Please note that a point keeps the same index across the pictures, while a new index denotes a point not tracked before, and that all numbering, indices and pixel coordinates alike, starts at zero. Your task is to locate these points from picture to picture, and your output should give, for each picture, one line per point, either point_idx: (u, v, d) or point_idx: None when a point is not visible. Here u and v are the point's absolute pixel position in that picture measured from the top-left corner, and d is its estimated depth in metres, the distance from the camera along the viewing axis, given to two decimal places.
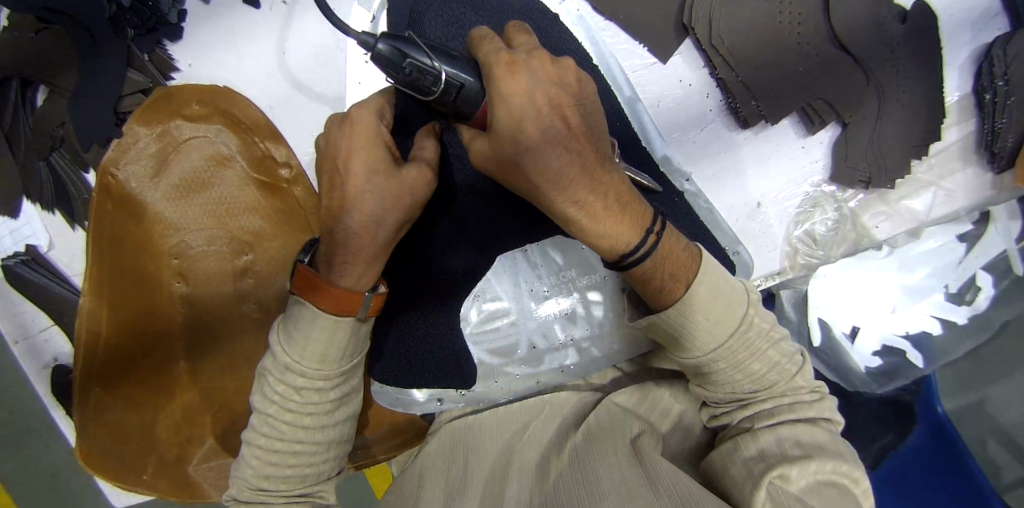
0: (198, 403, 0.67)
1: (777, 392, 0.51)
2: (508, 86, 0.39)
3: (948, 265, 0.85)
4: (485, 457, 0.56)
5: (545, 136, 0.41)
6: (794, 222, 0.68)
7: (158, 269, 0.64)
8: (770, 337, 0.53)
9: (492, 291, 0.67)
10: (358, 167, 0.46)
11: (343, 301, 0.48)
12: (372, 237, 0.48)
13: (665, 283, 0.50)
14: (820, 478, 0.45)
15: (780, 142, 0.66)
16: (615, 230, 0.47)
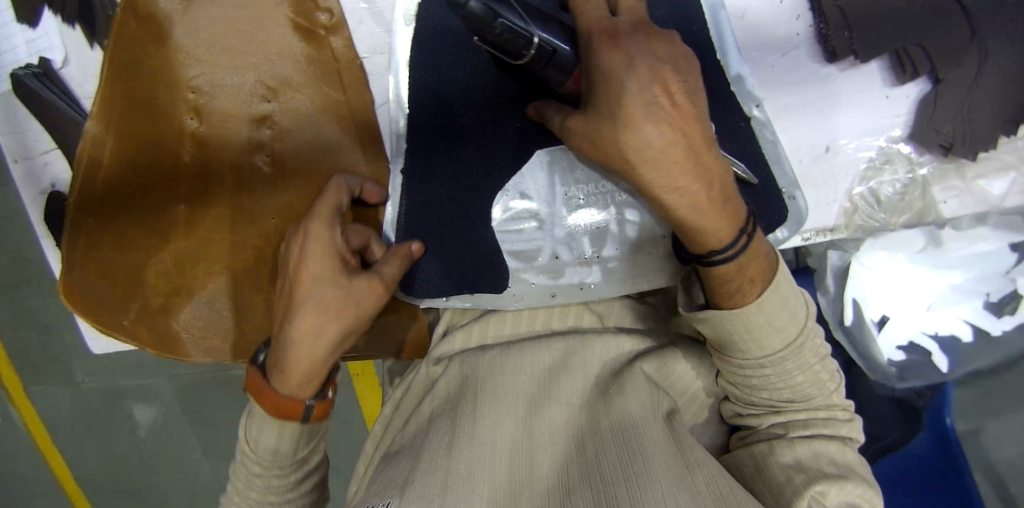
0: (192, 254, 0.64)
1: (814, 405, 0.48)
2: (609, 55, 0.40)
3: (993, 272, 0.79)
4: (505, 396, 0.52)
5: (643, 108, 0.40)
6: (860, 177, 0.62)
7: (177, 103, 0.59)
8: (821, 353, 0.49)
9: (523, 187, 0.60)
10: (309, 281, 0.48)
11: (281, 407, 0.48)
12: (313, 347, 0.48)
13: (743, 286, 0.45)
14: (849, 499, 0.42)
15: (864, 87, 0.60)
16: (700, 221, 0.43)
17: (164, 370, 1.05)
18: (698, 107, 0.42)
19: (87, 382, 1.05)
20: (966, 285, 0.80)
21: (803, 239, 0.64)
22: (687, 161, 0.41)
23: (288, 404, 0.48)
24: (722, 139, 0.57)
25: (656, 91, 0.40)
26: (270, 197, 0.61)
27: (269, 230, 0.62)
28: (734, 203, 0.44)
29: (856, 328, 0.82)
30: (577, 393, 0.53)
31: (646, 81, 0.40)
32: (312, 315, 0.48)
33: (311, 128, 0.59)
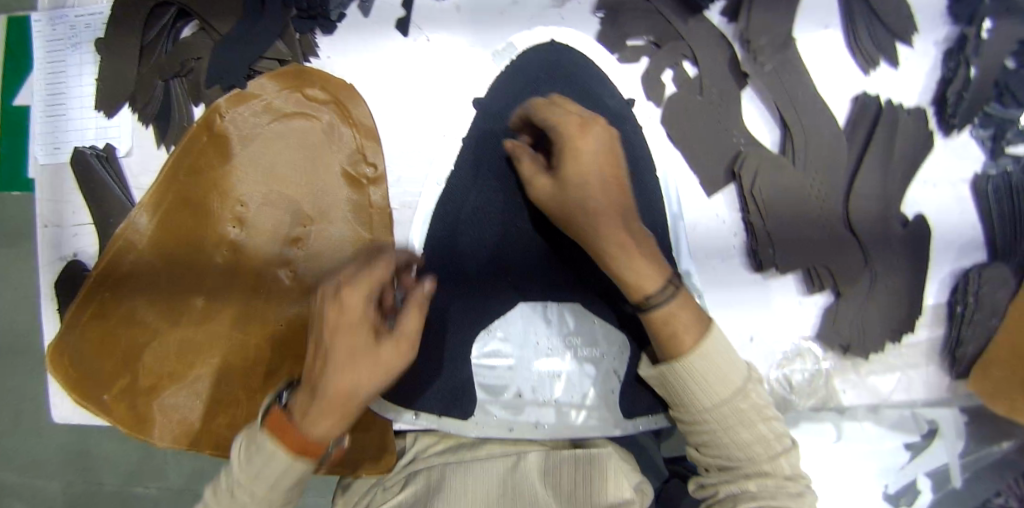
0: (192, 342, 0.69)
1: (677, 368, 0.52)
2: (580, 140, 0.56)
3: (897, 467, 0.84)
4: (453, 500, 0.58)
5: (601, 183, 0.56)
6: (775, 364, 0.76)
7: (222, 214, 0.69)
8: (761, 406, 0.52)
9: (502, 331, 0.72)
10: (337, 349, 0.48)
11: (304, 444, 0.47)
12: (347, 400, 0.48)
13: (679, 330, 0.52)
14: (709, 376, 0.51)
15: (783, 292, 0.76)
16: (639, 266, 0.53)
17: None
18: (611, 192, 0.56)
19: None
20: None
21: None
22: (626, 232, 0.55)
23: (312, 447, 0.48)
24: None
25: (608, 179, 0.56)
26: (286, 306, 0.69)
27: (277, 332, 0.69)
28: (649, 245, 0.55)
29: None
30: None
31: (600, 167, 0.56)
32: (347, 383, 0.47)
33: (339, 254, 0.69)
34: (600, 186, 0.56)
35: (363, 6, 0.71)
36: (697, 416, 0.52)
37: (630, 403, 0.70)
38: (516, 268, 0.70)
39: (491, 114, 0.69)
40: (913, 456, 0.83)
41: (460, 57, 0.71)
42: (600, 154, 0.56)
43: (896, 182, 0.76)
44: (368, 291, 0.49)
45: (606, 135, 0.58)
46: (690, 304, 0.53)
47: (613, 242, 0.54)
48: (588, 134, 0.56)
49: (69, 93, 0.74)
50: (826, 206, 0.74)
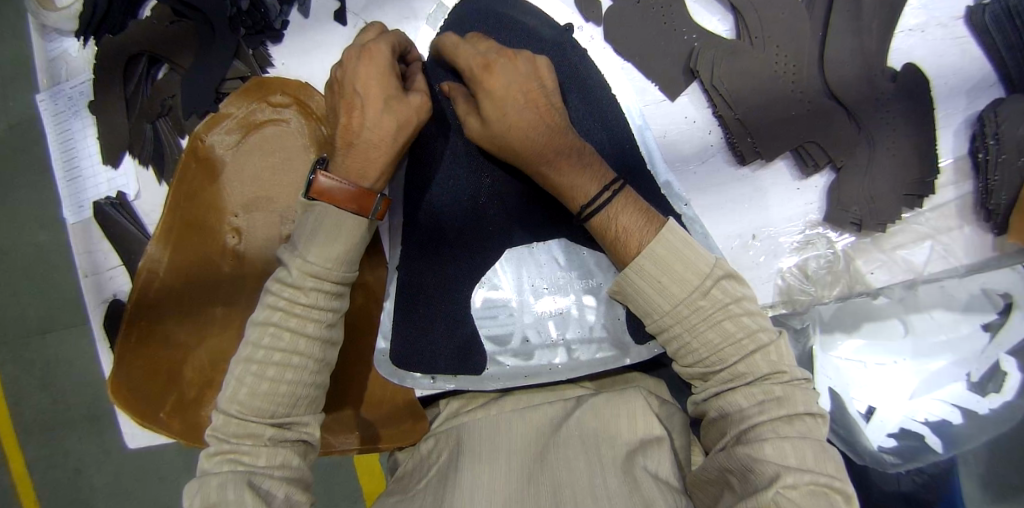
0: (223, 347, 0.76)
1: (633, 279, 0.56)
2: (489, 76, 0.58)
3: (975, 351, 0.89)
4: (494, 450, 0.60)
5: (523, 106, 0.59)
6: (788, 255, 0.72)
7: (222, 226, 0.75)
8: (731, 306, 0.53)
9: (496, 280, 0.72)
10: (374, 98, 0.58)
11: (359, 197, 0.56)
12: (384, 144, 0.59)
13: (622, 234, 0.58)
14: (665, 282, 0.54)
15: (777, 181, 0.72)
16: (575, 180, 0.61)
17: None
18: (547, 112, 0.60)
19: None
20: (946, 368, 0.90)
21: None
22: (552, 148, 0.60)
23: (364, 202, 0.57)
24: None
25: (529, 100, 0.59)
26: None
27: None
28: (596, 171, 0.62)
29: (843, 418, 0.92)
30: (562, 456, 0.58)
31: (526, 95, 0.59)
32: (380, 130, 0.58)
33: None
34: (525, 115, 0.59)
35: (301, 8, 0.75)
36: (665, 318, 0.55)
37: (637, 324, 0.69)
38: (491, 217, 0.71)
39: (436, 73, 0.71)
40: (991, 337, 0.89)
41: (400, 31, 0.74)
42: (516, 79, 0.59)
43: (873, 35, 0.71)
44: (389, 48, 0.61)
45: (519, 69, 0.59)
46: (632, 209, 0.60)
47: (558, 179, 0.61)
48: (495, 69, 0.58)
49: (80, 156, 0.83)
50: (800, 80, 0.71)
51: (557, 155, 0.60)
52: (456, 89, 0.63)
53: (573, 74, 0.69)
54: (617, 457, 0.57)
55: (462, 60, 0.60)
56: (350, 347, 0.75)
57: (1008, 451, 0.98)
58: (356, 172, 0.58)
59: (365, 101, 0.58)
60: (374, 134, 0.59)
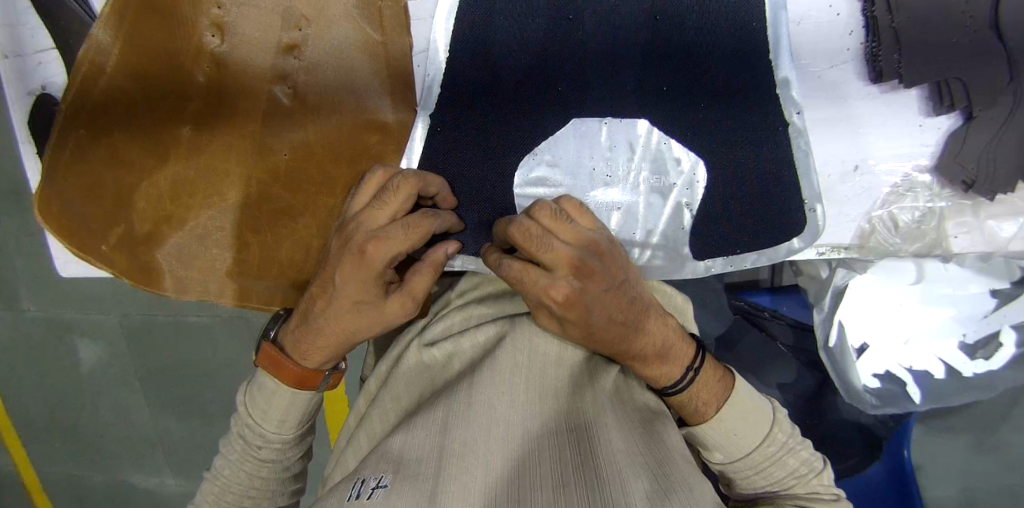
0: (191, 180, 0.60)
1: (715, 427, 0.62)
2: (571, 312, 0.50)
3: (978, 316, 0.86)
4: (516, 371, 0.55)
5: (609, 329, 0.52)
6: (882, 200, 0.62)
7: (200, 20, 0.55)
8: (793, 446, 0.63)
9: (549, 154, 0.57)
10: (347, 295, 0.52)
11: (302, 376, 0.57)
12: (343, 339, 0.55)
13: (701, 407, 0.62)
14: (737, 425, 0.62)
15: (901, 111, 0.60)
16: (661, 370, 0.56)
17: (102, 304, 1.16)
18: (636, 298, 0.54)
19: (33, 310, 1.18)
20: (947, 322, 0.87)
21: (818, 254, 0.63)
22: (634, 340, 0.54)
23: (308, 380, 0.57)
24: (758, 145, 0.57)
25: (613, 319, 0.52)
26: (284, 132, 0.58)
27: (279, 166, 0.59)
28: (684, 348, 0.58)
29: (840, 351, 0.86)
30: (585, 397, 0.54)
31: (614, 322, 0.52)
32: (339, 324, 0.54)
33: (344, 58, 0.55)
34: (625, 310, 0.52)
35: None
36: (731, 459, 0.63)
37: (702, 240, 0.59)
38: (558, 83, 0.55)
39: None
40: (1001, 305, 0.84)
41: None
42: (607, 317, 0.51)
43: None
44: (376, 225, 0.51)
45: (602, 291, 0.50)
46: (713, 379, 0.63)
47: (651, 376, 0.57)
48: (582, 301, 0.49)
49: None
50: None
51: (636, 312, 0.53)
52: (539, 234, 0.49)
53: None
54: (635, 417, 0.56)
55: (542, 285, 0.49)
56: None
57: (955, 421, 1.03)
58: (301, 348, 0.57)
59: (337, 295, 0.52)
60: (329, 325, 0.54)
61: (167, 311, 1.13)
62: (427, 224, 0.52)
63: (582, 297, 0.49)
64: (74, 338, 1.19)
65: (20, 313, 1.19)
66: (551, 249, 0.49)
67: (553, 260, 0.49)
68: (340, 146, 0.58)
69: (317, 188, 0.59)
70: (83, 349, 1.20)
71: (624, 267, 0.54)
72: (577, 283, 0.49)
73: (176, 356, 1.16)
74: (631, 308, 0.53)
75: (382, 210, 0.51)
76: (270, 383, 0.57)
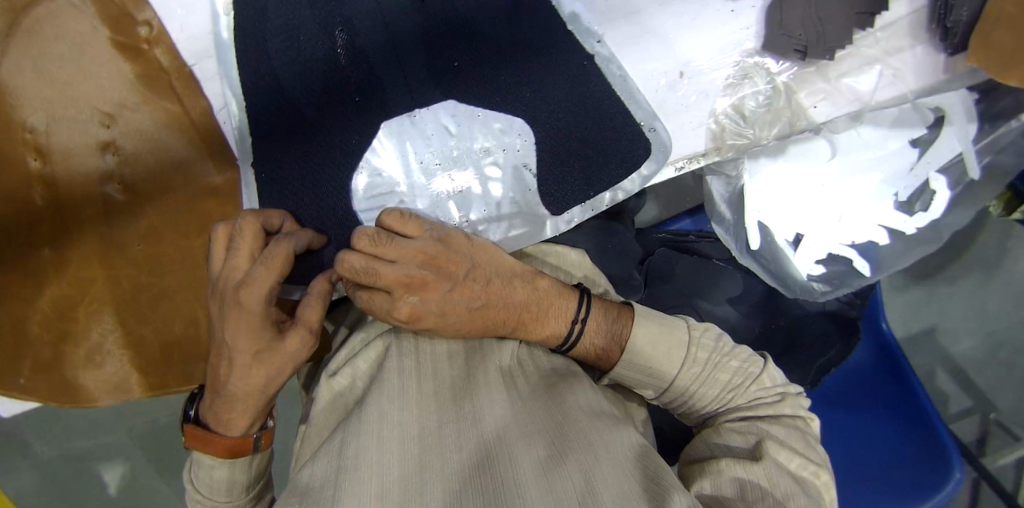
0: (70, 296, 0.62)
1: (630, 367, 0.58)
2: (426, 316, 0.51)
3: (903, 171, 0.79)
4: (406, 378, 0.55)
5: (473, 316, 0.53)
6: (722, 95, 0.61)
7: (21, 148, 0.57)
8: (719, 358, 0.60)
9: (376, 162, 0.57)
10: (244, 354, 0.51)
11: (233, 445, 0.57)
12: (257, 397, 0.54)
13: (602, 352, 0.59)
14: (653, 357, 0.58)
15: (707, 6, 0.59)
16: (541, 331, 0.56)
17: (107, 423, 1.21)
18: (494, 274, 0.54)
19: (46, 451, 1.20)
20: (875, 187, 0.81)
21: (677, 169, 0.62)
22: (512, 317, 0.54)
23: (239, 445, 0.57)
24: (571, 86, 0.57)
25: (474, 304, 0.53)
26: (129, 225, 0.60)
27: (139, 257, 0.61)
28: (563, 303, 0.56)
29: (767, 249, 0.81)
30: (476, 382, 0.55)
31: (477, 307, 0.53)
32: (247, 384, 0.52)
33: (155, 139, 0.57)
34: (487, 290, 0.53)
35: None
36: (659, 389, 0.60)
37: (555, 194, 0.59)
38: (357, 89, 0.55)
39: None
40: (921, 153, 0.79)
41: None
42: (466, 304, 0.52)
43: None
44: (242, 271, 0.50)
45: (444, 294, 0.51)
46: (608, 319, 0.59)
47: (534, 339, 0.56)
48: (427, 302, 0.50)
49: None
50: None
51: (500, 290, 0.54)
52: (354, 261, 0.48)
53: None
54: (540, 386, 0.56)
55: (387, 300, 0.50)
56: None
57: None
58: (223, 420, 0.56)
59: (234, 356, 0.51)
60: (240, 391, 0.53)
61: (172, 409, 1.20)
62: (285, 250, 0.51)
63: (429, 298, 0.50)
64: (94, 469, 1.22)
65: (34, 458, 1.20)
66: (374, 270, 0.48)
67: (386, 279, 0.48)
68: (184, 221, 0.59)
69: (180, 265, 0.61)
70: (109, 471, 1.22)
71: (471, 249, 0.54)
72: (416, 290, 0.50)
73: (187, 453, 1.19)
74: (494, 289, 0.53)
75: (240, 259, 0.50)
76: (206, 458, 0.58)
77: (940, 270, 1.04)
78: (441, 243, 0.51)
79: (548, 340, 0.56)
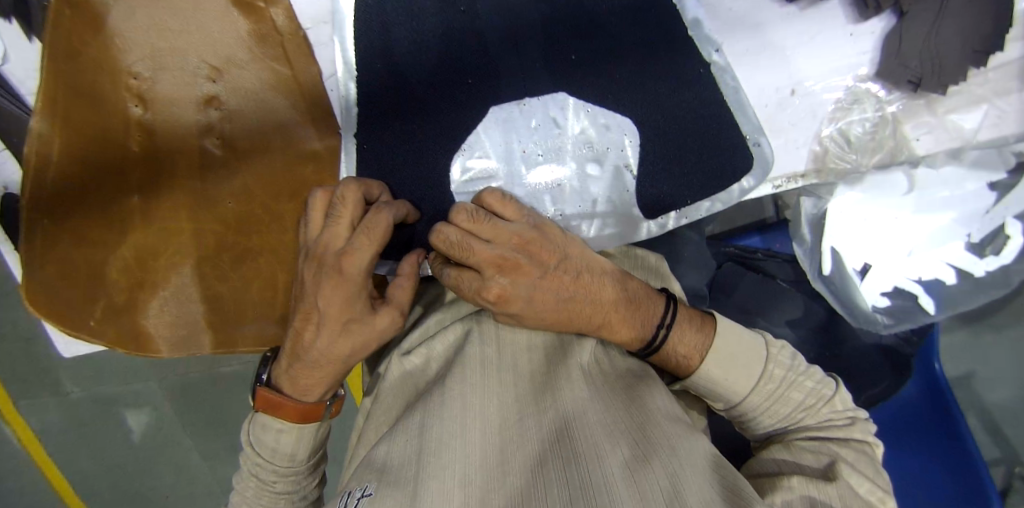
0: (154, 245, 0.62)
1: (707, 377, 0.58)
2: (515, 302, 0.51)
3: (978, 213, 0.77)
4: (485, 366, 0.55)
5: (561, 306, 0.53)
6: (828, 119, 0.60)
7: (124, 93, 0.57)
8: (794, 378, 0.59)
9: (480, 147, 0.57)
10: (333, 320, 0.50)
11: (303, 412, 0.56)
12: (336, 366, 0.53)
13: (683, 359, 0.59)
14: (730, 369, 0.58)
15: (825, 27, 0.58)
16: (626, 332, 0.55)
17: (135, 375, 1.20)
18: (584, 270, 0.54)
19: (75, 392, 1.21)
20: (947, 227, 0.79)
21: (774, 187, 0.61)
22: (598, 313, 0.54)
23: (310, 413, 0.56)
24: (681, 92, 0.56)
25: (562, 295, 0.53)
26: (223, 182, 0.60)
27: (227, 214, 0.61)
28: (650, 307, 0.56)
29: (837, 277, 0.81)
30: (558, 375, 0.54)
31: (565, 299, 0.53)
32: (332, 352, 0.51)
33: (260, 99, 0.56)
34: (577, 285, 0.53)
35: None
36: (731, 402, 0.60)
37: (651, 199, 0.58)
38: (473, 72, 0.56)
39: None
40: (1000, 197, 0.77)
41: None
42: (553, 294, 0.52)
43: None
44: (343, 235, 0.50)
45: (535, 280, 0.51)
46: (692, 328, 0.59)
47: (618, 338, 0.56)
48: (517, 289, 0.50)
49: None
50: None
51: (588, 284, 0.54)
52: (458, 236, 0.50)
53: None
54: (617, 385, 0.55)
55: (479, 280, 0.50)
56: None
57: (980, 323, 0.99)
58: (299, 385, 0.56)
59: (324, 322, 0.50)
60: (324, 357, 0.52)
61: (201, 368, 1.20)
62: (385, 219, 0.49)
63: (523, 282, 0.51)
64: (124, 419, 1.23)
65: (63, 397, 1.21)
66: (472, 246, 0.49)
67: (481, 256, 0.49)
68: (277, 184, 0.59)
69: (266, 227, 0.61)
70: (132, 417, 1.24)
71: (565, 242, 0.54)
72: (510, 273, 0.50)
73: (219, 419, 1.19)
74: (583, 283, 0.54)
75: (341, 224, 0.49)
76: (274, 423, 0.56)
77: (1005, 316, 1.00)
78: (538, 232, 0.52)
79: (632, 340, 0.56)
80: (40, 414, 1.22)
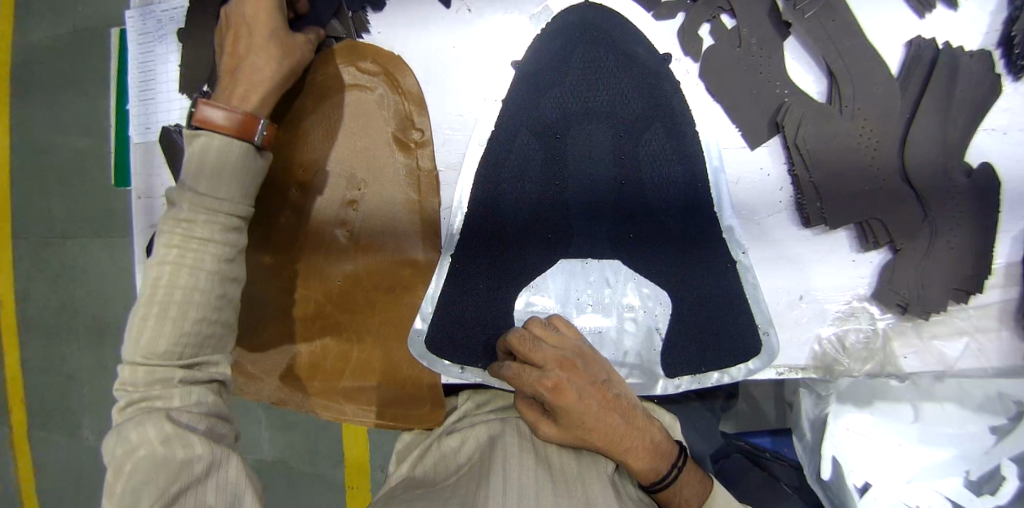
0: (268, 295, 0.76)
1: None
2: (563, 397, 0.60)
3: (980, 453, 0.78)
4: (522, 457, 0.61)
5: (598, 415, 0.61)
6: (830, 324, 0.73)
7: (289, 182, 0.75)
8: None
9: (543, 286, 0.72)
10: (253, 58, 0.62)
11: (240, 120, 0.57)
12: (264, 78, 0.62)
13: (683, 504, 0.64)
14: None
15: (833, 251, 0.73)
16: (644, 461, 0.63)
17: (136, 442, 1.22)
18: (619, 394, 0.65)
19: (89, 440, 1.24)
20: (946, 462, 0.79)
21: (776, 373, 0.73)
22: (626, 433, 0.62)
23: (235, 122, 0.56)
24: (711, 276, 0.71)
25: (601, 404, 0.62)
26: (340, 264, 0.76)
27: (333, 289, 0.76)
28: (665, 449, 0.65)
29: (837, 485, 0.80)
30: (583, 474, 0.61)
31: (603, 411, 0.62)
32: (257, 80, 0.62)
33: (390, 212, 0.74)
34: (613, 404, 0.63)
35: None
36: None
37: (672, 359, 0.71)
38: (551, 226, 0.72)
39: (527, 77, 0.71)
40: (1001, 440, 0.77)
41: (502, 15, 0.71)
42: (596, 402, 0.61)
43: (958, 127, 0.69)
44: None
45: (584, 383, 0.62)
46: (694, 480, 0.66)
47: (634, 465, 0.63)
48: (568, 387, 0.60)
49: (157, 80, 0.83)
50: (882, 156, 0.71)
51: (620, 404, 0.64)
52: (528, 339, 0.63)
53: (671, 117, 0.71)
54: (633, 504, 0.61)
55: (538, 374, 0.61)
56: (392, 347, 0.75)
57: None
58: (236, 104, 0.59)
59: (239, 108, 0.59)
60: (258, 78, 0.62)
61: None
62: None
63: (571, 381, 0.61)
64: None
65: (77, 440, 1.24)
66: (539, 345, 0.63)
67: (546, 350, 0.62)
68: (381, 277, 0.75)
69: (361, 306, 0.75)
70: None
71: (607, 373, 0.66)
72: (564, 372, 0.61)
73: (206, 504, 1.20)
74: (617, 404, 0.64)
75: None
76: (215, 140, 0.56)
77: None
78: (591, 355, 0.65)
79: (643, 468, 0.63)
80: (51, 437, 1.25)
